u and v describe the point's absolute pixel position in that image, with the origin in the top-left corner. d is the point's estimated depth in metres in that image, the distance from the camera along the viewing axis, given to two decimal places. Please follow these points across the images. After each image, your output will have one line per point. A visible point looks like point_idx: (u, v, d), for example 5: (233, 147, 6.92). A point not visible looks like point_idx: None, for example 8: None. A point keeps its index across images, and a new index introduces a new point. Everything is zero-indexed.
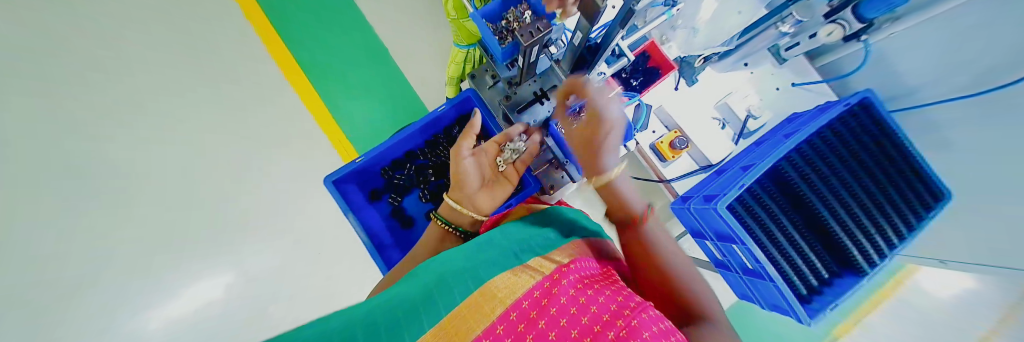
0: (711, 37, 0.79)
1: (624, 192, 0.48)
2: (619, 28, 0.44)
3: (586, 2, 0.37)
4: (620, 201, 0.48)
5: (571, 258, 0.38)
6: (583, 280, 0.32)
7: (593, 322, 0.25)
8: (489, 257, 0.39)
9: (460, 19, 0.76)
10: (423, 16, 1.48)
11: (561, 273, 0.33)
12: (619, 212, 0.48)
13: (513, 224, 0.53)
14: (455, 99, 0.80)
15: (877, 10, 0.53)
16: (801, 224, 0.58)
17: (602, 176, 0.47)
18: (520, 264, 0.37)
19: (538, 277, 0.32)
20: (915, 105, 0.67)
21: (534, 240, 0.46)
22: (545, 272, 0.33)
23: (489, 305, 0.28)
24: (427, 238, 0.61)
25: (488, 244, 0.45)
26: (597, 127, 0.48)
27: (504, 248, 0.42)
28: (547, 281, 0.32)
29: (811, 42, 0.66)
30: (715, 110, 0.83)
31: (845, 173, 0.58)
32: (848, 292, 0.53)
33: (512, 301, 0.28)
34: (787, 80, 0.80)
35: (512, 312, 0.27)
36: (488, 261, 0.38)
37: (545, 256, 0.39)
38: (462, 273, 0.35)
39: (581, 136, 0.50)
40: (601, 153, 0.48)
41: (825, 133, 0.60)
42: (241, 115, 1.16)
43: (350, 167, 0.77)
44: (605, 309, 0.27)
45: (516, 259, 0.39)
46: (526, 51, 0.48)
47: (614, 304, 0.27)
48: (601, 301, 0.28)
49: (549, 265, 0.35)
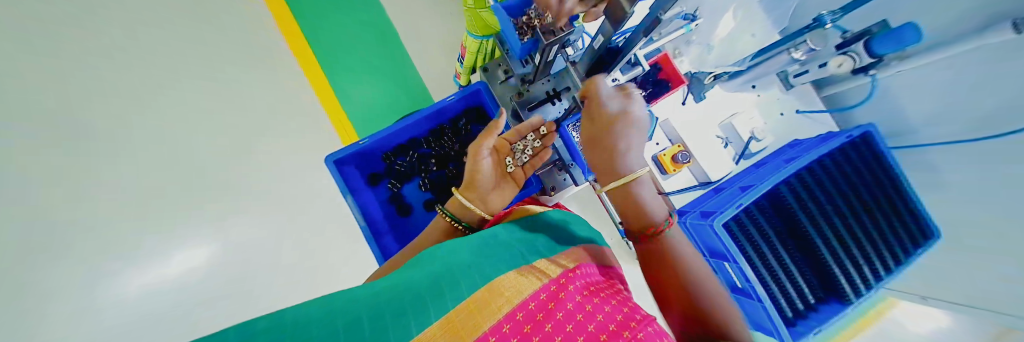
0: (722, 56, 0.82)
1: (644, 197, 0.49)
2: (642, 35, 0.44)
3: (614, 6, 0.37)
4: (637, 206, 0.49)
5: (576, 263, 0.38)
6: (589, 287, 0.32)
7: (598, 329, 0.25)
8: (493, 253, 0.39)
9: (477, 9, 0.75)
10: (436, 4, 1.47)
11: (568, 278, 0.32)
12: (636, 218, 0.49)
13: (520, 223, 0.54)
14: (465, 91, 0.79)
15: (889, 48, 0.55)
16: (793, 249, 0.59)
17: (619, 180, 0.49)
18: (526, 264, 0.37)
19: (544, 280, 0.32)
20: (914, 144, 0.68)
21: (539, 241, 0.46)
22: (551, 275, 0.33)
23: (496, 303, 0.28)
24: (433, 231, 0.59)
25: (493, 239, 0.45)
26: (610, 133, 0.51)
27: (510, 246, 0.42)
28: (554, 284, 0.31)
29: (820, 72, 0.67)
30: (720, 129, 0.83)
31: (842, 204, 0.58)
32: (833, 319, 0.54)
33: (519, 301, 0.28)
34: (791, 106, 0.81)
35: (519, 312, 0.27)
36: (493, 257, 0.38)
37: (550, 259, 0.39)
38: (468, 267, 0.34)
39: (596, 143, 0.53)
40: (618, 158, 0.51)
41: (826, 162, 0.61)
42: (244, 85, 1.14)
43: (352, 149, 0.76)
44: (611, 319, 0.27)
45: (522, 258, 0.39)
46: (545, 50, 0.48)
47: (620, 315, 0.28)
48: (607, 310, 0.28)
49: (555, 268, 0.35)
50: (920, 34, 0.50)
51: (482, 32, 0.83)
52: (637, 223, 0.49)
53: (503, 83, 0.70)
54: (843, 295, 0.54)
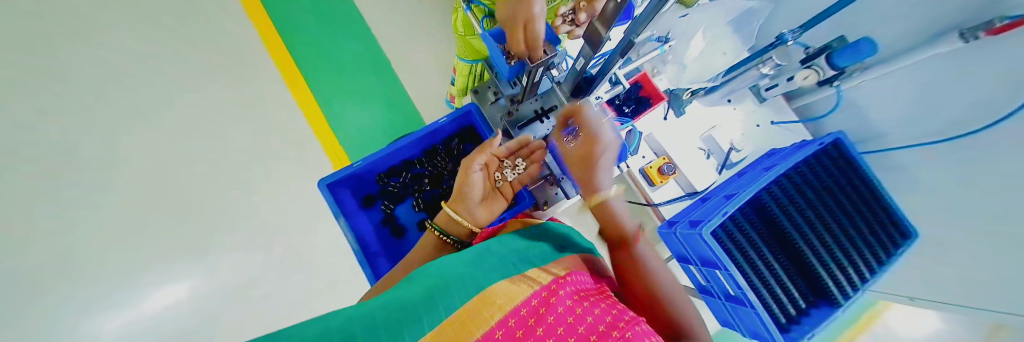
0: (698, 73, 0.87)
1: (618, 212, 0.51)
2: (618, 57, 0.47)
3: (592, 31, 0.41)
4: (613, 220, 0.50)
5: (567, 270, 0.39)
6: (579, 292, 0.33)
7: (587, 329, 0.26)
8: (486, 265, 0.40)
9: (467, 36, 0.80)
10: (428, 35, 1.59)
11: (558, 283, 0.33)
12: (610, 230, 0.50)
13: (513, 234, 0.54)
14: (457, 113, 0.82)
15: (847, 62, 0.60)
16: (779, 251, 0.61)
17: (603, 194, 0.51)
18: (518, 273, 0.38)
19: (537, 287, 0.33)
20: (882, 148, 0.73)
21: (531, 251, 0.47)
22: (542, 282, 0.34)
23: (488, 311, 0.28)
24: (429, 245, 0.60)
25: (486, 252, 0.46)
26: (600, 146, 0.53)
27: (503, 257, 0.43)
28: (545, 290, 0.32)
29: (789, 85, 0.72)
30: (702, 141, 0.87)
31: (821, 208, 0.61)
32: (826, 322, 0.55)
33: (512, 307, 0.29)
34: (765, 118, 0.85)
35: (511, 318, 0.28)
36: (486, 268, 0.39)
37: (541, 268, 0.39)
38: (463, 279, 0.35)
39: (583, 156, 0.54)
40: (600, 176, 0.53)
41: (802, 168, 0.64)
42: (235, 111, 1.14)
43: (346, 171, 0.76)
44: (600, 320, 0.28)
45: (514, 268, 0.40)
46: (532, 71, 0.51)
47: (608, 316, 0.28)
48: (596, 313, 0.29)
49: (546, 276, 0.36)
50: (876, 46, 0.55)
51: (472, 55, 0.86)
52: (614, 235, 0.50)
53: (495, 104, 0.73)
54: (833, 298, 0.56)
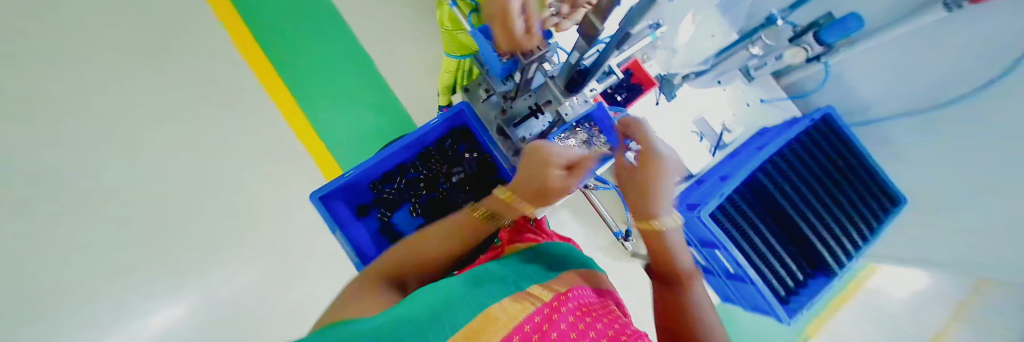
0: (687, 59, 0.89)
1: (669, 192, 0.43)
2: (612, 49, 0.48)
3: (586, 25, 0.41)
4: (662, 193, 0.42)
5: (568, 287, 0.40)
6: (581, 308, 0.34)
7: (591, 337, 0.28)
8: (490, 283, 0.40)
9: (455, 31, 0.78)
10: None
11: (559, 301, 0.35)
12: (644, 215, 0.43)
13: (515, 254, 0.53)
14: (447, 113, 0.81)
15: (835, 38, 0.61)
16: (776, 228, 0.63)
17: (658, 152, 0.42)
18: (520, 290, 0.39)
19: (539, 304, 0.34)
20: (868, 120, 0.76)
21: (531, 269, 0.47)
22: (544, 299, 0.35)
23: (499, 327, 0.29)
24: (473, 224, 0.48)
25: (487, 272, 0.45)
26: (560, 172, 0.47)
27: (505, 277, 0.43)
28: (547, 307, 0.34)
29: (778, 63, 0.73)
30: (694, 124, 0.88)
31: (812, 180, 0.64)
32: (822, 293, 0.58)
33: (517, 324, 0.30)
34: (755, 97, 0.87)
35: (518, 334, 0.29)
36: (490, 287, 0.39)
37: (543, 285, 0.41)
38: (470, 297, 0.35)
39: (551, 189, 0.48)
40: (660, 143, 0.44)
41: (794, 145, 0.66)
42: (228, 114, 0.99)
43: (339, 182, 0.76)
44: (602, 334, 0.29)
45: (517, 286, 0.40)
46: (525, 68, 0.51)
47: (610, 330, 0.30)
48: (598, 327, 0.30)
49: (547, 293, 0.37)
50: (863, 21, 0.57)
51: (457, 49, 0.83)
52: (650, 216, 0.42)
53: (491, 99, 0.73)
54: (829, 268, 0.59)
